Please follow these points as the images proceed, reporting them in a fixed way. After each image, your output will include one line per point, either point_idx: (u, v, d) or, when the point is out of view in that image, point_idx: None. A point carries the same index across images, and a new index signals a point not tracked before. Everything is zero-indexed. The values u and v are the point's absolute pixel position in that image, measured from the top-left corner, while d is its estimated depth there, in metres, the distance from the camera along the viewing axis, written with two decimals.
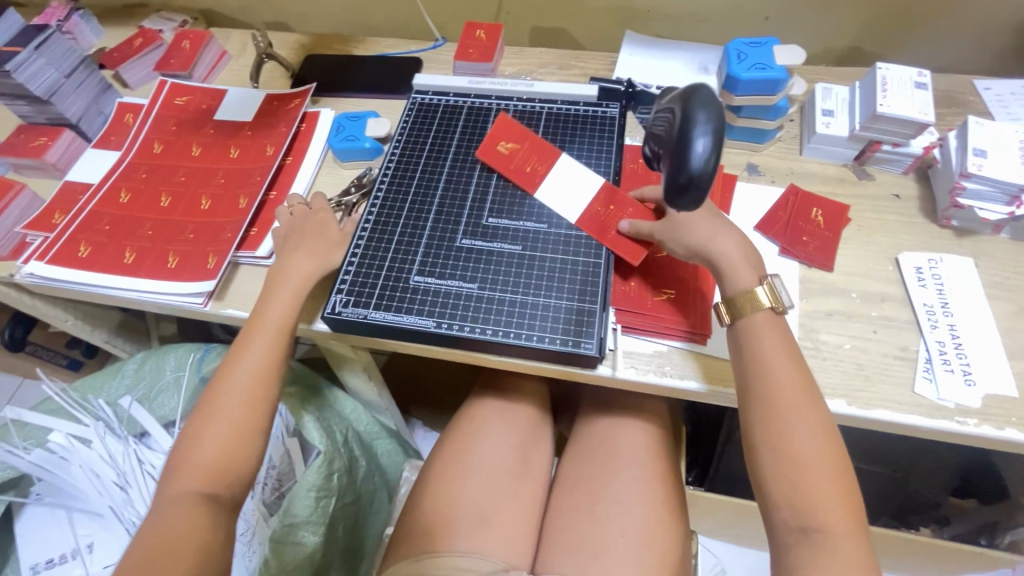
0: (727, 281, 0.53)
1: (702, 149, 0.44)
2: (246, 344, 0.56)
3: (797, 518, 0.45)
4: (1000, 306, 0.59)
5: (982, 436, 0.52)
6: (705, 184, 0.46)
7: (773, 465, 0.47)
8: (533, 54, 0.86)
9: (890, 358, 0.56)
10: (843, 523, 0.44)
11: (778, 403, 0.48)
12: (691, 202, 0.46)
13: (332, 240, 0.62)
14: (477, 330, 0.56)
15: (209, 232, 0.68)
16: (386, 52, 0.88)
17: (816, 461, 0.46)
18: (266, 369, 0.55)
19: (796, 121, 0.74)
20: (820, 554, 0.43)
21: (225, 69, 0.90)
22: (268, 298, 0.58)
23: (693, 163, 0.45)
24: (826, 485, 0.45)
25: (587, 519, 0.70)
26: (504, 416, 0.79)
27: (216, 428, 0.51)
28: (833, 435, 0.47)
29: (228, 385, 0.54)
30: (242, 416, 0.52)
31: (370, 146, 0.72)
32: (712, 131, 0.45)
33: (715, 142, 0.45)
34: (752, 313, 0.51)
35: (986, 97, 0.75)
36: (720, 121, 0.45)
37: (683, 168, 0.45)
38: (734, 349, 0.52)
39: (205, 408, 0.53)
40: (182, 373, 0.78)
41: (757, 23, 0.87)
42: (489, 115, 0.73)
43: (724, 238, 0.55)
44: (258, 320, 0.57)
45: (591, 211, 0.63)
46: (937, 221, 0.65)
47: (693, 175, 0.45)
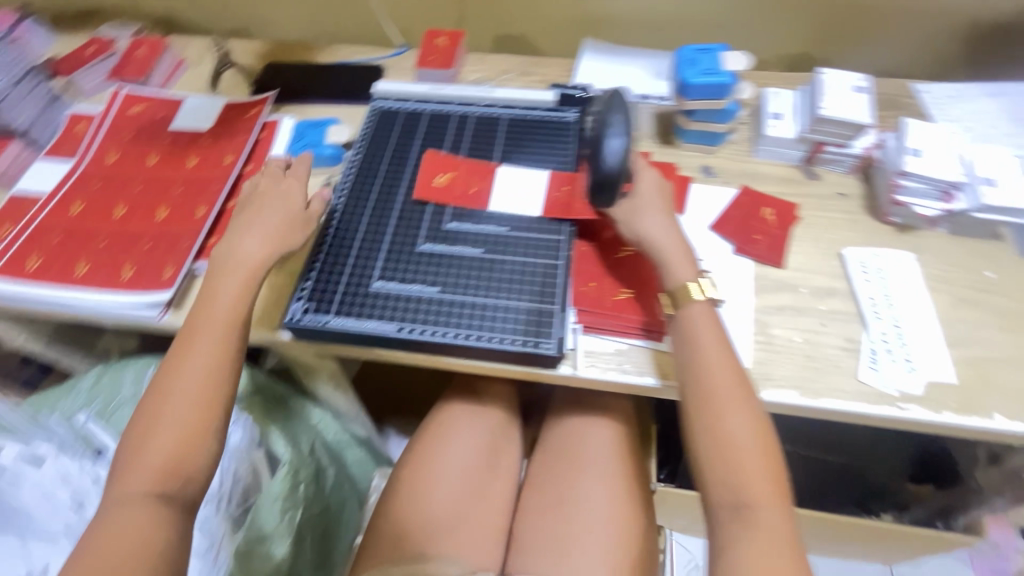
0: (667, 275, 0.58)
1: (615, 148, 0.59)
2: (195, 339, 0.54)
3: (730, 497, 0.48)
4: (939, 297, 0.62)
5: (923, 421, 0.55)
6: (619, 176, 0.59)
7: (709, 451, 0.50)
8: (495, 61, 0.87)
9: (837, 350, 0.59)
10: (773, 499, 0.48)
11: (713, 390, 0.51)
12: (610, 194, 0.60)
13: (294, 223, 0.61)
14: (438, 334, 0.57)
15: (165, 242, 0.67)
16: (348, 60, 0.88)
17: (743, 439, 0.50)
18: (220, 368, 0.53)
19: (747, 124, 0.76)
20: (750, 529, 0.47)
21: (182, 76, 0.89)
22: (225, 290, 0.56)
23: (608, 160, 0.59)
24: (753, 461, 0.49)
25: (555, 518, 0.71)
26: (472, 417, 0.79)
27: (168, 430, 0.50)
28: (763, 419, 0.51)
29: (178, 381, 0.52)
30: (196, 415, 0.51)
31: (330, 153, 0.72)
32: (623, 135, 0.59)
33: (626, 143, 0.59)
34: (689, 304, 0.55)
35: (925, 100, 0.79)
36: (629, 129, 0.60)
37: (602, 164, 0.59)
38: (676, 338, 0.55)
39: (157, 406, 0.51)
40: (140, 386, 0.77)
41: (711, 31, 0.90)
42: (450, 121, 0.73)
43: (670, 236, 0.59)
44: (210, 310, 0.56)
45: (550, 196, 0.66)
46: (879, 218, 0.68)
47: (609, 170, 0.59)
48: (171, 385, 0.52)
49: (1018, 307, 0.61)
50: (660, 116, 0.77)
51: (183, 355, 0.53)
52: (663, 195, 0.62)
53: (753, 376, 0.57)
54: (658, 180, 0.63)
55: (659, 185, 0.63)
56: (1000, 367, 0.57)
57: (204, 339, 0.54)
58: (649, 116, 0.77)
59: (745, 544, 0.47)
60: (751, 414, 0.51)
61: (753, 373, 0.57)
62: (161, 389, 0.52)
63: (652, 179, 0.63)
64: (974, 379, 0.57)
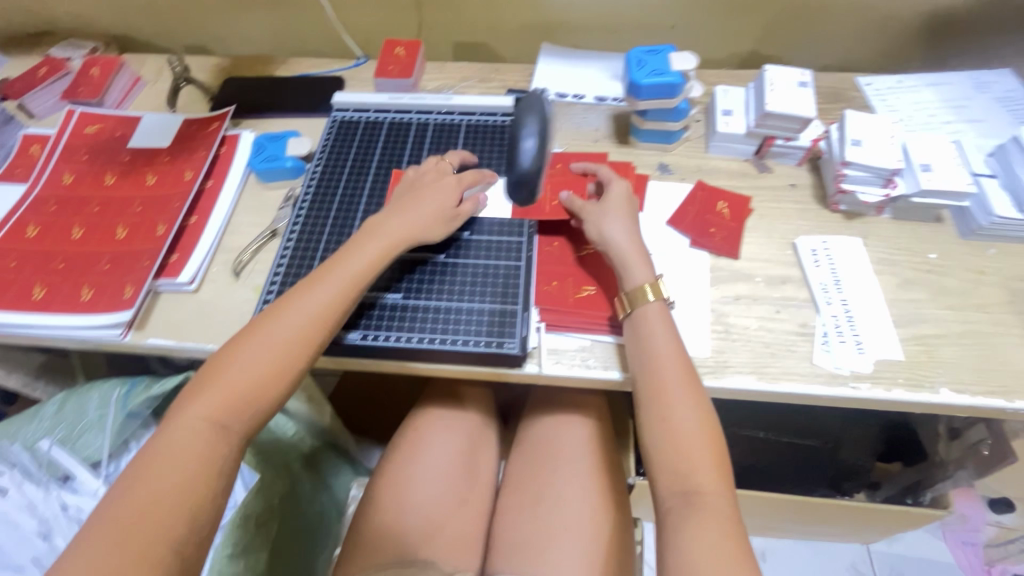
0: (627, 277, 0.59)
1: (529, 147, 0.61)
2: (300, 298, 0.55)
3: (679, 485, 0.51)
4: (885, 279, 0.65)
5: (874, 398, 0.57)
6: (535, 174, 0.62)
7: (659, 445, 0.53)
8: (454, 68, 0.88)
9: (792, 335, 0.61)
10: (719, 487, 0.50)
11: (664, 386, 0.54)
12: (525, 193, 0.62)
13: (434, 207, 0.62)
14: (402, 339, 0.58)
15: (126, 261, 0.66)
16: (307, 72, 0.89)
17: (692, 433, 0.52)
18: (302, 344, 0.53)
19: (701, 121, 0.79)
20: (697, 514, 0.49)
21: (139, 94, 0.88)
22: (352, 262, 0.58)
23: (523, 158, 0.61)
24: (700, 453, 0.51)
25: (530, 519, 0.71)
26: (446, 422, 0.79)
27: (217, 393, 0.50)
28: (709, 413, 0.54)
29: (261, 337, 0.53)
30: (255, 382, 0.51)
31: (291, 165, 0.73)
32: (537, 136, 0.62)
33: (539, 143, 0.62)
34: (644, 305, 0.57)
35: (867, 92, 0.82)
36: (542, 130, 0.63)
37: (517, 163, 0.62)
38: (630, 336, 0.58)
39: (223, 361, 0.52)
40: (107, 411, 0.73)
41: (664, 32, 0.92)
42: (409, 130, 0.75)
43: (632, 241, 0.61)
44: (331, 274, 0.57)
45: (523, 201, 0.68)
46: (828, 206, 0.71)
47: (522, 170, 0.61)
48: (250, 345, 0.52)
49: (959, 285, 0.64)
50: (618, 118, 0.80)
51: (272, 316, 0.54)
52: (629, 204, 0.64)
53: (712, 364, 0.59)
54: (626, 191, 0.64)
55: (625, 195, 0.64)
56: (945, 342, 0.60)
57: (315, 298, 0.55)
58: (607, 117, 0.80)
59: (691, 535, 0.48)
60: (699, 407, 0.53)
61: (712, 361, 0.59)
62: (239, 340, 0.53)
63: (620, 191, 0.64)
64: (921, 356, 0.59)
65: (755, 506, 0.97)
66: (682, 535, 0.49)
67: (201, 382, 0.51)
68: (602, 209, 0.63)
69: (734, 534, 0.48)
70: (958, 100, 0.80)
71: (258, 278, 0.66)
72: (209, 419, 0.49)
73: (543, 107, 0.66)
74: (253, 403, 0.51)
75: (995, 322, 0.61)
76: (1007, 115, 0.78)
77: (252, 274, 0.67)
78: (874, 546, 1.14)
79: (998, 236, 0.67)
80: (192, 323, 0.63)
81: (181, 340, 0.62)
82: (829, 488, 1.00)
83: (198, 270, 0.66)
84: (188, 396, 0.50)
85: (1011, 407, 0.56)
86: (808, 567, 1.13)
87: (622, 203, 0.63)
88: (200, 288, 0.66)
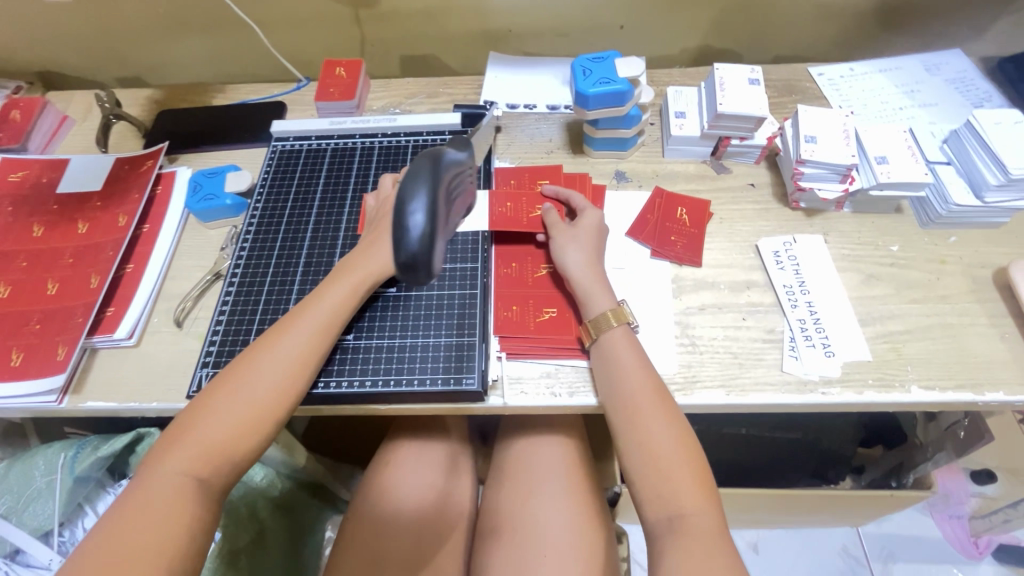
0: (589, 307, 0.58)
1: (417, 226, 0.44)
2: (273, 343, 0.53)
3: (662, 510, 0.48)
4: (849, 277, 0.64)
5: (845, 402, 0.56)
6: (428, 260, 0.45)
7: (639, 471, 0.50)
8: (400, 85, 0.85)
9: (759, 343, 0.59)
10: (704, 509, 0.48)
11: (636, 408, 0.52)
12: (420, 278, 0.46)
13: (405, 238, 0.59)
14: (355, 383, 0.56)
15: (58, 320, 0.62)
16: (247, 99, 0.85)
17: (672, 455, 0.50)
18: (279, 393, 0.51)
19: (655, 125, 0.77)
20: (683, 539, 0.46)
21: (67, 135, 0.83)
22: (325, 300, 0.56)
23: (410, 240, 0.44)
24: (682, 476, 0.49)
25: (512, 548, 0.68)
26: (419, 454, 0.77)
27: (188, 449, 0.47)
28: (686, 432, 0.51)
29: (238, 384, 0.50)
30: (231, 436, 0.48)
31: (231, 202, 0.69)
32: (428, 205, 0.44)
33: (432, 215, 0.44)
34: (609, 331, 0.56)
35: (820, 82, 0.81)
36: (434, 196, 0.45)
37: (402, 247, 0.44)
38: (598, 363, 0.56)
39: (196, 413, 0.49)
40: (54, 476, 0.69)
41: (614, 32, 0.90)
42: (353, 156, 0.72)
43: (594, 270, 0.60)
44: (302, 316, 0.55)
45: (498, 213, 0.66)
46: (788, 204, 0.69)
47: (411, 254, 0.44)
48: (226, 393, 0.50)
49: (923, 277, 0.63)
50: (571, 127, 0.78)
51: (248, 363, 0.51)
52: (597, 231, 0.63)
53: (680, 380, 0.57)
54: (595, 217, 0.63)
55: (594, 222, 0.63)
56: (911, 338, 0.59)
57: (292, 342, 0.53)
58: (560, 126, 0.78)
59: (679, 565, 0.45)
60: (674, 425, 0.51)
61: (680, 377, 0.57)
62: (213, 388, 0.50)
63: (589, 219, 0.63)
64: (890, 354, 0.58)
65: (741, 503, 0.96)
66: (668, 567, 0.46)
67: (173, 436, 0.48)
68: (565, 235, 0.62)
69: (722, 560, 0.45)
70: (912, 84, 0.79)
71: (203, 325, 0.63)
72: (178, 479, 0.46)
73: (438, 155, 0.47)
74: (227, 458, 0.48)
75: (960, 313, 0.60)
76: (960, 98, 0.77)
77: (196, 322, 0.63)
78: (864, 528, 1.13)
79: (958, 223, 0.66)
80: (133, 382, 0.59)
81: (121, 402, 0.58)
82: (814, 477, 0.97)
83: (136, 323, 0.62)
84: (160, 451, 0.48)
85: (981, 400, 0.55)
86: (800, 557, 1.12)
87: (587, 230, 0.62)
88: (141, 342, 0.62)
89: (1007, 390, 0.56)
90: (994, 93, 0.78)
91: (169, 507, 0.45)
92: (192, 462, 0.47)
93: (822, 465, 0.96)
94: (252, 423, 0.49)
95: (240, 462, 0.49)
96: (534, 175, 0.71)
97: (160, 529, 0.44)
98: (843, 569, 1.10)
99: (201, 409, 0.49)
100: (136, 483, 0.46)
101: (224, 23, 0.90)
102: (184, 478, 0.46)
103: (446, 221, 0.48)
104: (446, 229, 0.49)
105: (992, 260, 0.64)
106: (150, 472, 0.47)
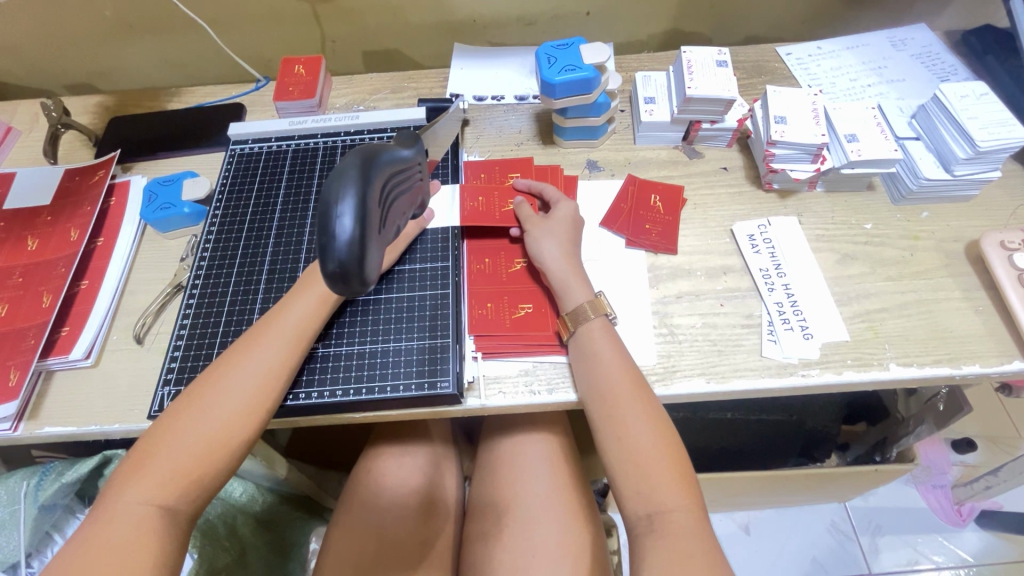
0: (566, 299, 0.56)
1: (344, 231, 0.36)
2: (239, 357, 0.50)
3: (643, 506, 0.47)
4: (825, 257, 0.63)
5: (826, 383, 0.56)
6: (362, 268, 0.38)
7: (619, 464, 0.49)
8: (363, 81, 0.82)
9: (738, 328, 0.59)
10: (685, 501, 0.47)
11: (615, 401, 0.51)
12: (352, 290, 0.39)
13: None
14: (326, 394, 0.54)
15: (7, 343, 0.58)
16: (203, 102, 0.81)
17: (651, 447, 0.49)
18: (248, 411, 0.48)
19: (625, 111, 0.75)
20: (663, 536, 0.46)
21: (13, 147, 0.79)
22: (293, 310, 0.53)
23: (337, 246, 0.37)
24: (662, 469, 0.48)
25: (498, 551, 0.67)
26: (401, 460, 0.75)
27: (153, 474, 0.45)
28: (666, 425, 0.50)
29: (204, 403, 0.48)
30: (200, 458, 0.46)
31: (189, 211, 0.66)
32: (358, 205, 0.37)
33: (366, 217, 0.38)
34: (586, 323, 0.55)
35: (789, 62, 0.80)
36: (366, 193, 0.38)
37: (328, 255, 0.37)
38: (577, 358, 0.54)
39: (159, 435, 0.47)
40: (17, 506, 0.65)
41: (582, 19, 0.88)
42: (315, 157, 0.70)
43: (570, 262, 0.58)
44: (268, 330, 0.52)
45: (468, 208, 0.64)
46: (762, 186, 0.69)
47: (339, 261, 0.37)
48: (192, 414, 0.47)
49: (897, 254, 0.63)
50: (540, 117, 0.76)
51: (213, 381, 0.49)
52: (575, 224, 0.61)
53: (661, 370, 0.56)
54: (573, 210, 0.62)
55: (571, 214, 0.62)
56: (888, 316, 0.59)
57: (260, 357, 0.50)
58: (529, 117, 0.76)
59: (659, 561, 0.45)
60: (652, 418, 0.50)
61: (659, 368, 0.56)
62: (178, 408, 0.48)
63: (567, 211, 0.62)
64: (867, 333, 0.58)
65: (729, 487, 0.96)
66: (651, 563, 0.45)
67: (137, 462, 0.46)
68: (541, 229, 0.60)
69: (703, 555, 0.45)
70: (879, 61, 0.79)
71: (165, 340, 0.60)
72: (147, 507, 0.44)
73: (374, 150, 0.40)
74: (195, 482, 0.46)
75: (935, 288, 0.60)
76: (927, 72, 0.77)
77: (158, 337, 0.60)
78: (852, 503, 1.14)
79: (930, 198, 0.66)
80: (92, 404, 0.56)
81: (81, 425, 0.55)
82: (801, 457, 0.97)
83: (93, 342, 0.59)
84: (124, 478, 0.45)
85: (958, 373, 0.55)
86: (790, 534, 1.12)
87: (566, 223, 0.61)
88: (99, 362, 0.59)
89: (983, 362, 0.56)
90: (960, 67, 0.78)
91: (135, 539, 0.43)
92: (159, 488, 0.44)
93: (809, 445, 0.96)
94: (221, 444, 0.47)
95: (212, 485, 0.47)
96: (505, 168, 0.69)
97: (122, 558, 0.42)
98: (832, 544, 1.11)
99: (165, 430, 0.47)
100: (98, 515, 0.44)
101: (175, 23, 0.86)
102: (150, 508, 0.44)
103: (382, 226, 0.42)
104: (382, 235, 0.42)
105: (964, 233, 0.64)
106: (113, 500, 0.44)
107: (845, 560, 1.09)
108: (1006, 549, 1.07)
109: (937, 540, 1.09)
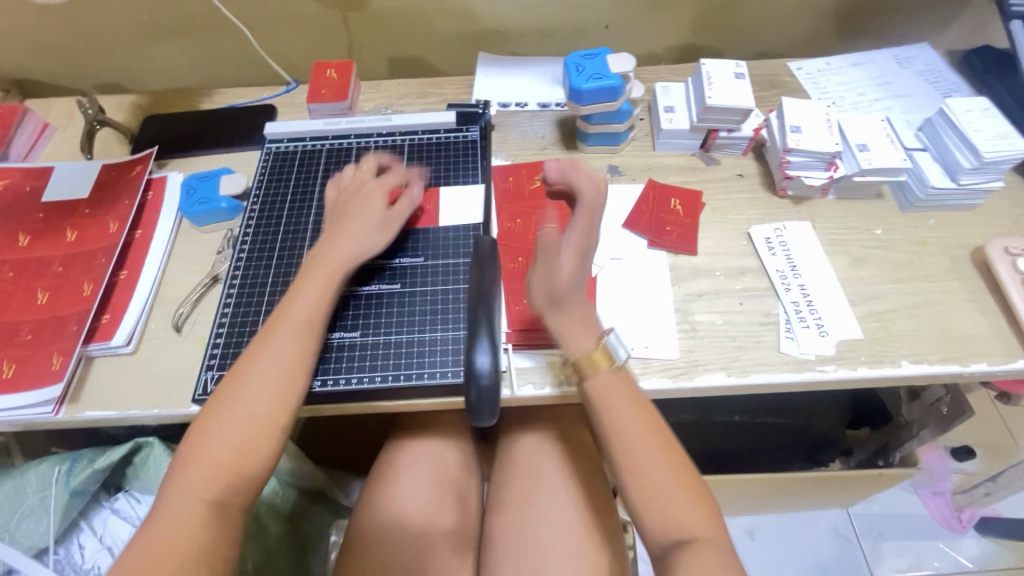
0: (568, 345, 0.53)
1: (484, 364, 0.52)
2: (275, 343, 0.53)
3: (668, 535, 0.48)
4: (837, 259, 0.66)
5: (841, 378, 0.58)
6: (492, 400, 0.52)
7: (640, 500, 0.49)
8: (391, 87, 0.85)
9: (756, 325, 0.61)
10: (705, 522, 0.48)
11: (632, 442, 0.50)
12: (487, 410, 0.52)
13: (369, 220, 0.61)
14: (365, 381, 0.56)
15: (51, 329, 0.60)
16: (235, 103, 0.84)
17: (666, 480, 0.49)
18: (280, 400, 0.50)
19: (645, 120, 0.79)
20: (694, 565, 0.46)
21: (48, 143, 0.81)
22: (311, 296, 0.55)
23: (480, 379, 0.51)
24: (684, 504, 0.48)
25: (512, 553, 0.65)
26: (421, 458, 0.73)
27: (209, 458, 0.47)
28: (684, 459, 0.51)
29: (237, 389, 0.50)
30: (241, 446, 0.48)
31: (226, 206, 0.69)
32: (491, 347, 0.52)
33: (494, 356, 0.52)
34: (596, 376, 0.53)
35: (799, 76, 0.84)
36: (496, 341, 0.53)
37: (473, 382, 0.51)
38: (590, 401, 0.53)
39: (201, 429, 0.49)
40: (48, 491, 0.66)
41: (600, 32, 0.91)
42: (349, 156, 0.73)
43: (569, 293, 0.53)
44: (288, 317, 0.54)
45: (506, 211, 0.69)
46: (776, 192, 0.72)
47: (481, 390, 0.51)
48: (233, 401, 0.49)
49: (906, 258, 0.66)
50: (562, 123, 0.79)
51: (244, 372, 0.51)
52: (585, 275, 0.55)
53: (683, 364, 0.59)
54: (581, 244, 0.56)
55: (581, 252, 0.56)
56: (899, 316, 0.62)
57: (283, 342, 0.52)
58: (552, 123, 0.79)
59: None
60: (665, 445, 0.50)
61: (682, 362, 0.59)
62: (214, 401, 0.50)
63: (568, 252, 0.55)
64: (879, 332, 0.61)
65: (735, 488, 0.97)
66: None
67: (182, 457, 0.48)
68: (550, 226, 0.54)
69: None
70: (885, 77, 0.83)
71: (202, 330, 0.62)
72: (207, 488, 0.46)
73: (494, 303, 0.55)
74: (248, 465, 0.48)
75: (942, 291, 0.63)
76: (931, 88, 0.81)
77: (195, 326, 0.62)
78: (854, 509, 1.15)
79: (936, 206, 0.69)
80: (133, 390, 0.58)
81: (122, 409, 0.57)
82: (804, 460, 0.96)
83: (133, 330, 0.61)
84: (175, 471, 0.47)
85: (966, 371, 0.58)
86: (793, 538, 1.14)
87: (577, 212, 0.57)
88: (139, 349, 0.61)
89: (990, 360, 0.59)
90: (962, 84, 0.82)
91: None
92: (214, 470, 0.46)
93: (815, 449, 0.96)
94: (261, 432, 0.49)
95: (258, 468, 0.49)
96: (531, 171, 0.73)
97: None
98: (835, 550, 1.12)
99: (208, 424, 0.49)
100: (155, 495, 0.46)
101: (209, 28, 0.89)
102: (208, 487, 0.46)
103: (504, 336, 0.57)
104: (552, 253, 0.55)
105: (969, 240, 0.67)
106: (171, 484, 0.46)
107: (849, 564, 1.11)
108: (1004, 556, 1.09)
109: (938, 546, 1.11)
